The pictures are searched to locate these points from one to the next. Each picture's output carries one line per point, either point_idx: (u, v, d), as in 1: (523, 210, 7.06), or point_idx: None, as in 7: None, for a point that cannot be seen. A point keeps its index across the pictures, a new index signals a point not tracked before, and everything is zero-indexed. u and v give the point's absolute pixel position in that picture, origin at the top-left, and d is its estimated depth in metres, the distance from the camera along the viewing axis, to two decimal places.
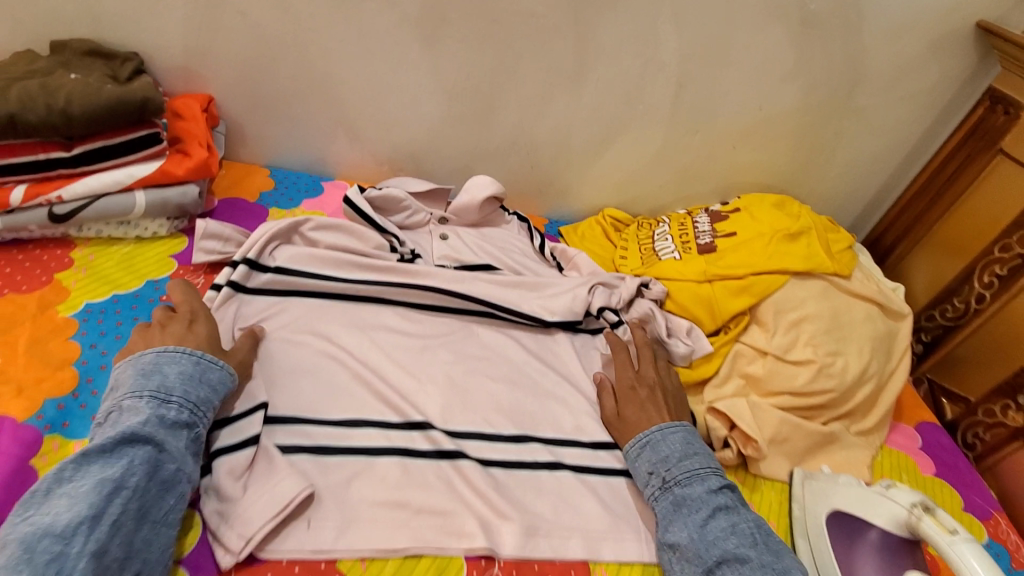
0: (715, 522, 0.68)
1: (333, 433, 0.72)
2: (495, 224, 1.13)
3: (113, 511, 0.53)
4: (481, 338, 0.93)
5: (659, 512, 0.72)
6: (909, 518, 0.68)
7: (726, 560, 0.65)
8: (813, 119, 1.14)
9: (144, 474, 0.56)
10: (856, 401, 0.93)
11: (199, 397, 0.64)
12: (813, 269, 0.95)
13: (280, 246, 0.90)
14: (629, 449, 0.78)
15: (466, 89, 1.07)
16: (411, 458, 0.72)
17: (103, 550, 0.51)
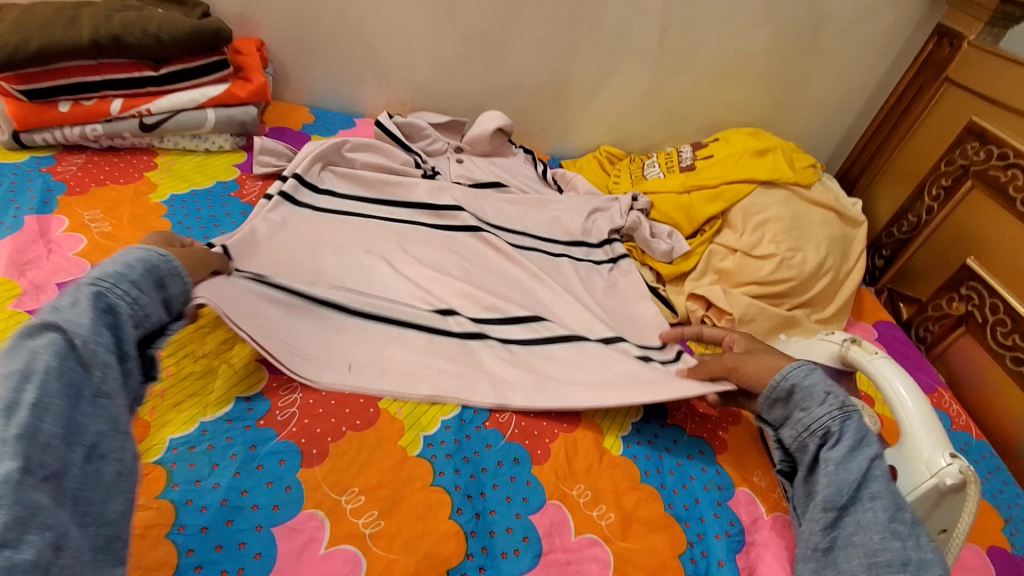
0: (882, 462, 0.64)
1: (382, 308, 0.84)
2: (504, 155, 1.30)
3: (30, 393, 0.46)
4: (495, 258, 1.01)
5: (831, 432, 0.67)
6: (841, 350, 0.82)
7: (884, 498, 0.62)
8: (785, 58, 1.29)
9: (55, 357, 0.49)
10: (815, 291, 1.07)
11: (106, 274, 0.58)
12: (777, 178, 1.11)
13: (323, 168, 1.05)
14: (797, 366, 0.71)
15: (479, 33, 1.23)
16: (438, 334, 0.83)
17: (30, 430, 0.45)
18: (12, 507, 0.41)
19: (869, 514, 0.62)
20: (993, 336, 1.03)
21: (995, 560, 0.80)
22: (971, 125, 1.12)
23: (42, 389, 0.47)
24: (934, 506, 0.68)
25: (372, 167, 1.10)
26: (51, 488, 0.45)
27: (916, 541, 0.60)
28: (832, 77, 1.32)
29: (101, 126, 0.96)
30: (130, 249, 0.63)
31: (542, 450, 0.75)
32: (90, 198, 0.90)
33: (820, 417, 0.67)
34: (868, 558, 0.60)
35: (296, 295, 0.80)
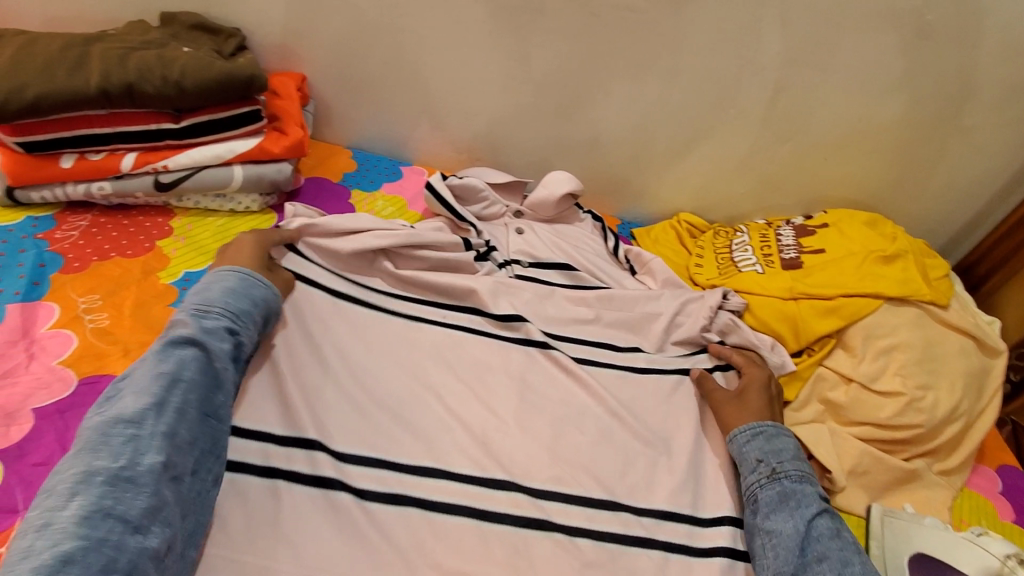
0: (820, 520, 0.68)
1: (423, 484, 0.69)
2: (569, 221, 1.12)
3: (173, 400, 0.59)
4: (560, 380, 0.84)
5: (762, 500, 0.72)
6: (1001, 569, 0.70)
7: (829, 557, 0.65)
8: (916, 134, 1.07)
9: (194, 373, 0.62)
10: (943, 439, 0.88)
11: (238, 308, 0.69)
12: (908, 295, 0.91)
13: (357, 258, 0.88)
14: (737, 433, 0.79)
15: (553, 82, 1.05)
16: (488, 523, 0.67)
17: (171, 433, 0.57)
18: (149, 495, 0.53)
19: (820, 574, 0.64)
20: None
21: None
22: None
23: (182, 397, 0.59)
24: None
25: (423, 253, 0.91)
26: (176, 485, 0.56)
27: None
28: (970, 159, 1.10)
29: (110, 184, 0.82)
30: (248, 275, 0.73)
31: None
32: (90, 276, 0.76)
33: (750, 484, 0.74)
34: None
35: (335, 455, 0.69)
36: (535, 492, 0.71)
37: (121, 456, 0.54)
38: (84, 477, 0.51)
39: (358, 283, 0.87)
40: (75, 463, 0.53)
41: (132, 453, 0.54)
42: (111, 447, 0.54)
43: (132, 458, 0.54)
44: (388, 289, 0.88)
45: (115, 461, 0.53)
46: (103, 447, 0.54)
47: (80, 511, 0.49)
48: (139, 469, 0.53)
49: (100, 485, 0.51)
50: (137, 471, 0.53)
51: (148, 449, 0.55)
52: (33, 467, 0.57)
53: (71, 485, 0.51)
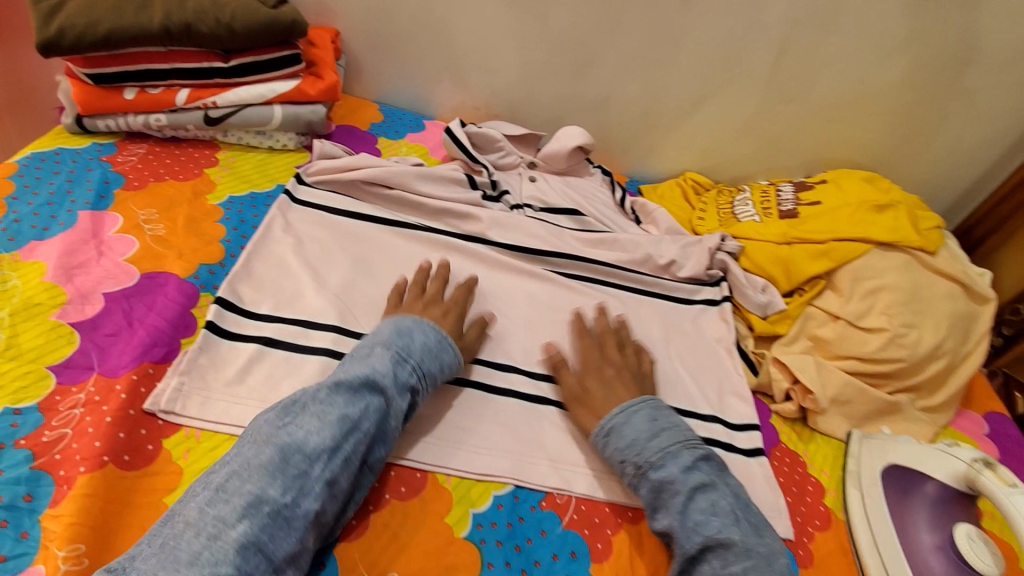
0: (695, 505, 0.64)
1: None
2: (580, 175, 1.19)
3: (347, 447, 0.60)
4: (568, 301, 0.94)
5: (641, 499, 0.68)
6: (968, 472, 0.72)
7: (714, 547, 0.62)
8: (916, 98, 1.12)
9: (372, 423, 0.63)
10: (925, 376, 0.93)
11: (431, 370, 0.70)
12: (897, 241, 0.96)
13: (377, 187, 0.96)
14: (594, 439, 0.72)
15: (568, 40, 1.12)
16: (492, 395, 0.77)
17: (334, 481, 0.58)
18: (295, 539, 0.54)
19: (706, 565, 0.62)
20: None
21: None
22: None
23: (354, 447, 0.60)
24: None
25: (440, 191, 0.99)
26: (316, 530, 0.57)
27: None
28: (971, 123, 1.13)
29: (165, 117, 0.92)
30: (446, 337, 0.74)
31: (603, 543, 0.67)
32: (147, 194, 0.85)
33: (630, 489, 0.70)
34: None
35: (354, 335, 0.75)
36: (535, 374, 0.81)
37: (290, 490, 0.55)
38: (254, 500, 0.54)
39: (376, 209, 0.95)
40: (255, 475, 0.55)
41: (297, 491, 0.55)
42: (283, 479, 0.55)
43: (295, 497, 0.55)
44: (408, 219, 0.96)
45: (283, 495, 0.55)
46: (280, 474, 0.56)
47: (244, 534, 0.52)
48: (297, 511, 0.55)
49: (264, 516, 0.53)
50: (294, 513, 0.55)
51: (309, 493, 0.56)
52: (105, 337, 0.67)
53: (243, 500, 0.53)
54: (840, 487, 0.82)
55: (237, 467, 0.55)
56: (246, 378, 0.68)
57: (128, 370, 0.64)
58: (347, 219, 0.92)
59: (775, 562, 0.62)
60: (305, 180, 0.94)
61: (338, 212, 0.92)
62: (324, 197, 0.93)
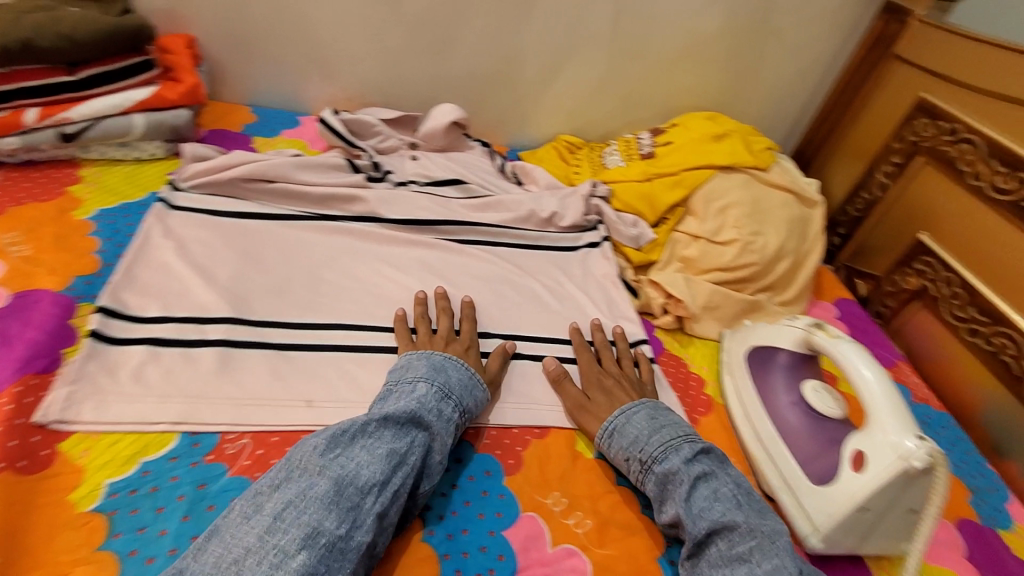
0: (697, 493, 0.67)
1: (341, 335, 0.80)
2: (461, 150, 1.26)
3: (396, 481, 0.61)
4: (461, 262, 1.00)
5: (650, 494, 0.70)
6: (806, 336, 0.84)
7: (720, 527, 0.63)
8: (737, 40, 1.27)
9: (419, 458, 0.64)
10: (777, 274, 1.07)
11: (467, 405, 0.72)
12: (734, 163, 1.11)
13: (256, 183, 0.97)
14: (598, 442, 0.76)
15: (425, 23, 1.18)
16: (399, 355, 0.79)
17: (383, 514, 0.59)
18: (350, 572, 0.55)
19: (714, 549, 0.63)
20: (947, 310, 1.04)
21: (966, 534, 0.79)
22: (921, 102, 1.14)
23: (403, 480, 0.61)
24: (875, 520, 0.69)
25: (320, 180, 1.02)
26: (363, 563, 0.57)
27: (761, 555, 0.60)
28: (786, 58, 1.31)
29: (15, 139, 0.88)
30: (476, 375, 0.77)
31: (513, 460, 0.74)
32: (6, 218, 0.82)
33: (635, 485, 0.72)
34: None
35: (252, 322, 0.77)
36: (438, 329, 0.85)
37: (344, 523, 0.56)
38: (312, 533, 0.54)
39: (258, 206, 0.96)
40: (312, 507, 0.56)
41: (352, 523, 0.56)
42: (338, 511, 0.56)
43: (350, 529, 0.56)
44: (292, 211, 0.98)
45: (339, 527, 0.55)
46: (334, 506, 0.56)
47: (302, 565, 0.52)
48: (350, 543, 0.55)
49: (321, 548, 0.53)
50: (348, 545, 0.55)
51: (363, 525, 0.57)
52: None
53: (303, 530, 0.54)
54: (719, 378, 0.95)
55: (293, 497, 0.56)
56: (140, 377, 0.68)
57: (10, 384, 0.63)
58: (229, 218, 0.93)
59: (780, 540, 0.62)
60: (180, 185, 0.94)
61: (218, 213, 0.93)
62: (202, 200, 0.93)
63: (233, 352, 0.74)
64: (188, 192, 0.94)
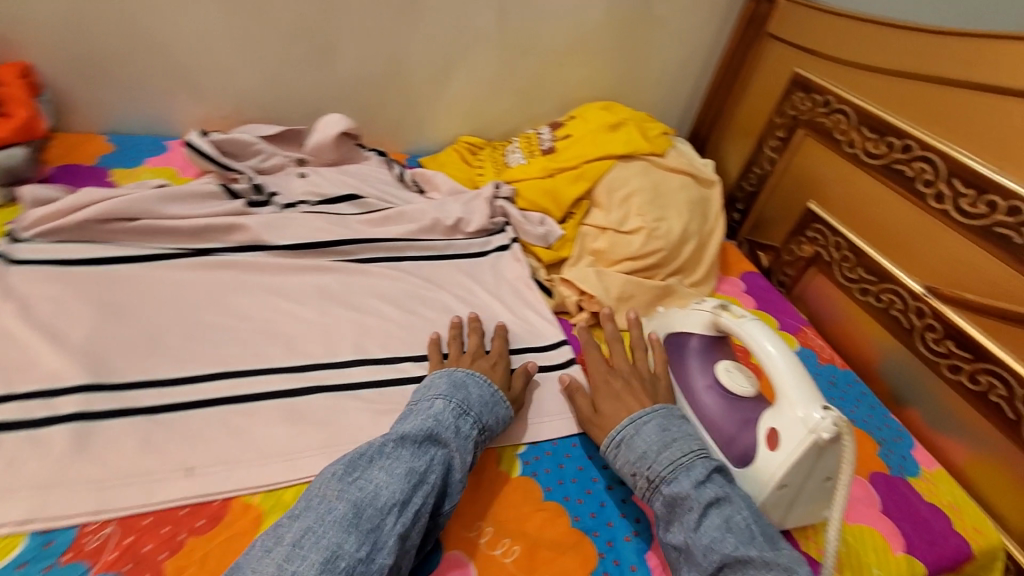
0: (708, 522, 0.62)
1: (228, 385, 0.72)
2: (356, 161, 1.19)
3: (416, 501, 0.58)
4: (361, 283, 0.93)
5: (656, 513, 0.66)
6: (715, 318, 0.86)
7: (730, 560, 0.59)
8: (623, 28, 1.28)
9: (439, 477, 0.62)
10: (684, 257, 1.09)
11: (487, 422, 0.70)
12: (632, 151, 1.12)
13: (114, 223, 0.86)
14: (605, 451, 0.72)
15: (297, 31, 1.10)
16: (295, 398, 0.73)
17: (405, 536, 0.57)
18: None
19: None
20: (839, 272, 1.10)
21: (878, 487, 0.84)
22: (796, 77, 1.19)
23: (423, 500, 0.59)
24: (795, 493, 0.71)
25: (193, 212, 0.92)
26: None
27: None
28: (672, 43, 1.33)
29: None
30: (499, 391, 0.74)
31: None
32: None
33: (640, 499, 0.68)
34: None
35: (118, 387, 0.68)
36: (340, 363, 0.78)
37: (364, 545, 0.54)
38: (330, 556, 0.52)
39: (119, 248, 0.85)
40: (330, 531, 0.54)
41: (371, 546, 0.54)
42: (357, 533, 0.54)
43: (370, 552, 0.54)
44: (161, 249, 0.87)
45: (359, 550, 0.53)
46: (354, 529, 0.54)
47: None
48: (371, 566, 0.53)
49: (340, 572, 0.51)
50: (370, 568, 0.53)
51: (383, 547, 0.54)
52: None
53: (321, 555, 0.52)
54: (640, 368, 0.95)
55: (311, 523, 0.54)
56: None
57: None
58: (83, 267, 0.81)
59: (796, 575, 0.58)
60: (20, 237, 0.82)
61: (69, 263, 0.81)
62: (48, 249, 0.81)
63: (96, 424, 0.64)
64: (30, 242, 0.82)
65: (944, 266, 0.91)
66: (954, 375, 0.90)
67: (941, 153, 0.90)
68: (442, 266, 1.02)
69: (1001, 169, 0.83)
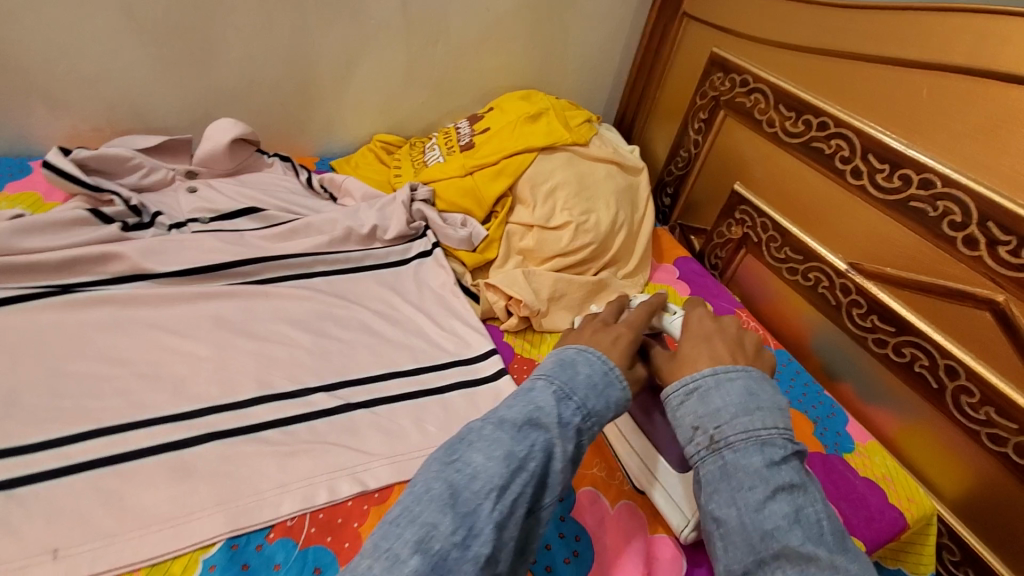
0: (775, 506, 0.50)
1: (102, 445, 0.62)
2: (257, 169, 1.08)
3: (515, 488, 0.50)
4: (266, 306, 0.84)
5: (704, 479, 0.55)
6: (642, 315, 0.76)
7: (790, 556, 0.47)
8: (537, 13, 1.22)
9: (540, 465, 0.52)
10: (615, 248, 1.05)
11: (597, 409, 0.57)
12: (553, 142, 1.06)
13: None
14: (669, 393, 0.59)
15: (170, 28, 0.97)
16: (184, 450, 0.63)
17: (502, 524, 0.49)
18: None
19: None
20: (768, 253, 1.09)
21: (818, 468, 0.83)
22: (714, 57, 1.17)
23: (523, 488, 0.50)
24: None
25: (53, 243, 0.80)
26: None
27: None
28: (590, 27, 1.28)
29: None
30: (615, 371, 0.61)
31: (352, 541, 0.61)
32: None
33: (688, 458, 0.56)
34: None
35: None
36: (238, 404, 0.69)
37: (456, 532, 0.47)
38: (421, 540, 0.46)
39: None
40: (425, 508, 0.48)
41: (466, 532, 0.47)
42: (451, 517, 0.47)
43: (463, 539, 0.47)
44: (13, 288, 0.75)
45: (453, 534, 0.46)
46: (449, 510, 0.48)
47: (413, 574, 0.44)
48: (465, 554, 0.46)
49: (432, 557, 0.45)
50: (463, 555, 0.46)
51: (480, 534, 0.47)
52: None
53: (416, 533, 0.46)
54: None
55: (409, 501, 0.49)
56: None
57: None
58: None
59: None
60: None
61: None
62: None
63: None
64: None
65: (863, 241, 0.91)
66: (880, 348, 0.91)
67: (854, 128, 0.90)
68: (358, 279, 0.94)
69: (911, 142, 0.84)
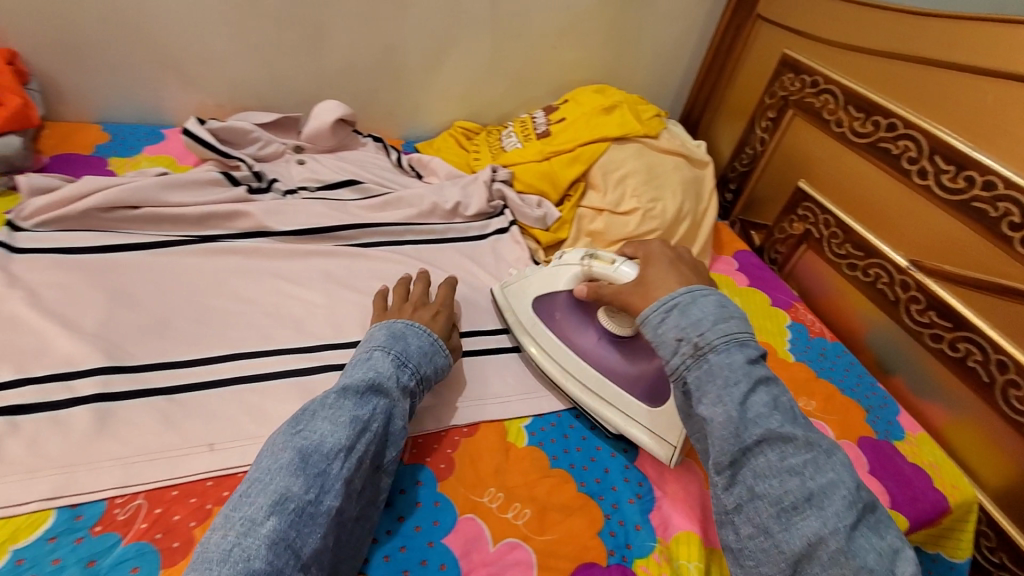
0: (756, 397, 0.57)
1: (240, 365, 0.74)
2: (353, 147, 1.19)
3: (360, 447, 0.59)
4: (365, 266, 0.94)
5: (690, 385, 0.60)
6: (582, 268, 0.83)
7: (773, 437, 0.55)
8: (615, 11, 1.29)
9: (380, 426, 0.62)
10: (678, 235, 1.11)
11: (425, 373, 0.70)
12: (626, 133, 1.13)
13: (114, 211, 0.86)
14: (651, 313, 0.64)
15: (288, 17, 1.10)
16: (307, 377, 0.74)
17: (350, 479, 0.57)
18: (318, 538, 0.53)
19: (762, 457, 0.55)
20: (828, 248, 1.13)
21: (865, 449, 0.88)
22: (785, 58, 1.22)
23: (367, 447, 0.60)
24: None
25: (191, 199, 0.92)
26: (336, 529, 0.56)
27: (814, 468, 0.54)
28: (663, 25, 1.34)
29: None
30: (439, 342, 0.74)
31: (446, 464, 0.71)
32: None
33: (675, 368, 0.61)
34: (774, 506, 0.53)
35: (134, 368, 0.70)
36: (349, 344, 0.80)
37: (310, 488, 0.54)
38: (279, 499, 0.53)
39: (119, 235, 0.86)
40: (278, 475, 0.54)
41: (319, 488, 0.55)
42: (305, 476, 0.55)
43: (317, 494, 0.54)
44: (161, 235, 0.88)
45: (307, 492, 0.54)
46: (301, 472, 0.55)
47: (269, 532, 0.51)
48: (320, 507, 0.54)
49: (290, 513, 0.52)
50: (318, 510, 0.54)
51: (330, 491, 0.55)
52: None
53: (269, 498, 0.53)
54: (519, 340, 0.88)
55: (263, 471, 0.55)
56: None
57: None
58: (86, 255, 0.82)
59: (833, 454, 0.56)
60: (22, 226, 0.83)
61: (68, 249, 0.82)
62: (50, 237, 0.82)
63: (114, 405, 0.66)
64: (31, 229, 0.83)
65: (926, 241, 0.94)
66: (936, 343, 0.93)
67: (922, 129, 0.93)
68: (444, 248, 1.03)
69: (976, 145, 0.87)
